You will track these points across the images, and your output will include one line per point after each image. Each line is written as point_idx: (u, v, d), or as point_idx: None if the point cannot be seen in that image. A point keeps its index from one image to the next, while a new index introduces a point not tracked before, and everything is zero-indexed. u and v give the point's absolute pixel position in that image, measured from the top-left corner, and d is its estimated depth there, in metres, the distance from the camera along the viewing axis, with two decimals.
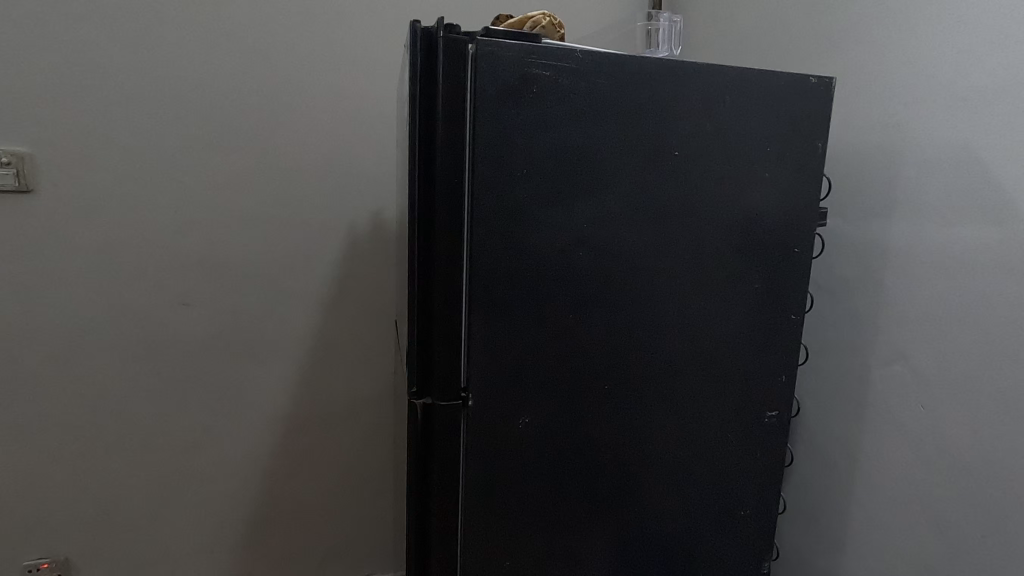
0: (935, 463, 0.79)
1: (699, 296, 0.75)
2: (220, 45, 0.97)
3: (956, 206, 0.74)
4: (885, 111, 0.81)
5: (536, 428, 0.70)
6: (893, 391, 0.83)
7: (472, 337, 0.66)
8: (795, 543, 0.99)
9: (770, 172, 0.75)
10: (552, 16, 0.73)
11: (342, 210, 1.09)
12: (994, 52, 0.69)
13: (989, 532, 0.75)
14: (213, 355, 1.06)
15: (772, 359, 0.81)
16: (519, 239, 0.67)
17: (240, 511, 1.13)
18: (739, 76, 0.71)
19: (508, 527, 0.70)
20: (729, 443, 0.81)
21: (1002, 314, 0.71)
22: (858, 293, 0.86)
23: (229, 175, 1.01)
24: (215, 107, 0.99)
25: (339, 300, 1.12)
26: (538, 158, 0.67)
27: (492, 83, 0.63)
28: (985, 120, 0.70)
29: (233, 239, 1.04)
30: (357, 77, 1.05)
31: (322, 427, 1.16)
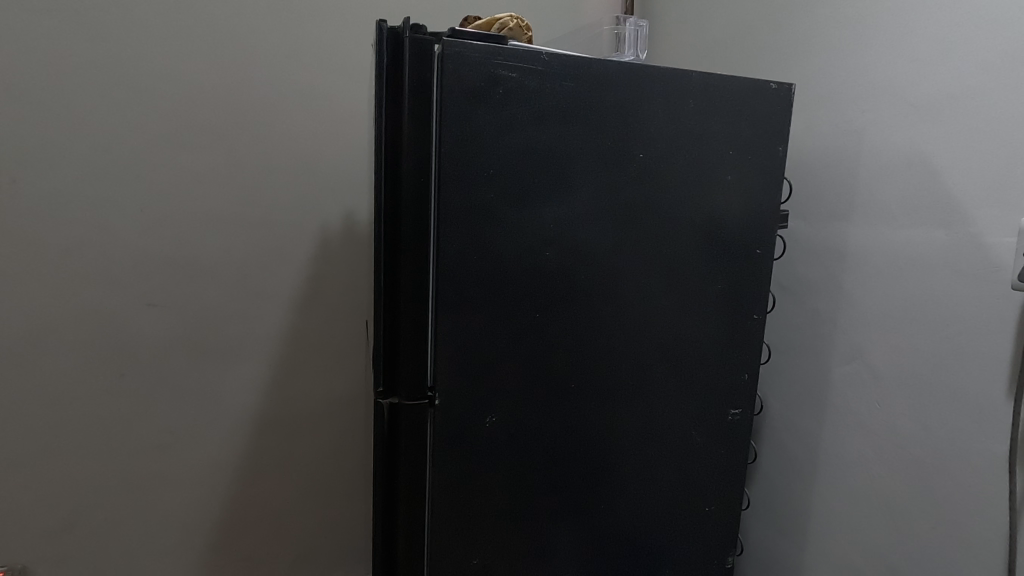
0: (887, 456, 0.82)
1: (666, 296, 0.77)
2: (192, 41, 1.02)
3: (911, 208, 0.78)
4: (845, 118, 0.87)
5: (503, 427, 0.71)
6: (852, 387, 0.87)
7: (439, 338, 0.66)
8: (762, 537, 1.04)
9: (732, 175, 0.77)
10: (518, 18, 0.78)
11: (314, 208, 1.14)
12: (943, 61, 0.74)
13: (937, 523, 0.77)
14: (183, 354, 1.08)
15: (737, 356, 0.83)
16: (487, 242, 0.66)
17: (210, 513, 1.13)
18: (701, 82, 0.74)
19: (474, 525, 0.71)
20: (696, 439, 0.83)
21: (948, 312, 0.74)
22: (819, 294, 0.92)
23: (202, 172, 1.06)
24: (189, 103, 1.03)
25: (313, 296, 1.17)
26: (507, 160, 0.66)
27: (458, 82, 0.62)
28: (937, 126, 0.75)
29: (206, 237, 1.07)
30: (324, 76, 1.11)
31: (295, 427, 1.18)
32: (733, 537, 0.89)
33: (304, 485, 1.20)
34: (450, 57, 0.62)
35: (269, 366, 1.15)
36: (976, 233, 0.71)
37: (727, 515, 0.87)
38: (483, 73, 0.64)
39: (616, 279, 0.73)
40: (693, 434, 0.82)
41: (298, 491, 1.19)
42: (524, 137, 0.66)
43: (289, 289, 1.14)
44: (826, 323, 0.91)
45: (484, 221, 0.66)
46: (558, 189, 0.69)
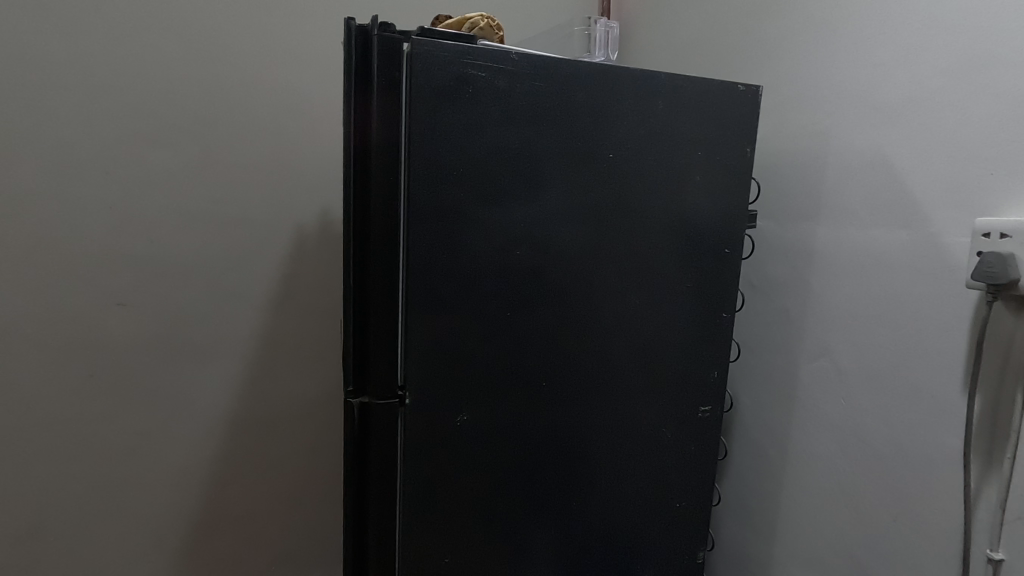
0: (851, 450, 0.84)
1: (636, 295, 0.77)
2: (163, 37, 1.00)
3: (873, 208, 0.80)
4: (811, 120, 0.89)
5: (474, 425, 0.71)
6: (819, 384, 0.89)
7: (409, 337, 0.66)
8: (734, 532, 1.05)
9: (701, 175, 0.79)
10: (488, 17, 0.79)
11: (289, 206, 1.13)
12: (903, 66, 0.76)
13: (899, 516, 0.78)
14: (154, 354, 1.07)
15: (706, 354, 0.84)
16: (457, 241, 0.67)
17: (184, 515, 1.11)
18: (669, 83, 0.75)
19: (447, 523, 0.71)
20: (667, 436, 0.84)
21: (907, 309, 0.76)
22: (788, 292, 0.93)
23: (174, 170, 1.04)
24: (159, 100, 1.01)
25: (289, 295, 1.16)
26: (477, 159, 0.66)
27: (427, 82, 0.62)
28: (898, 128, 0.77)
29: (178, 236, 1.06)
30: (300, 73, 1.11)
31: (270, 427, 1.17)
32: (703, 531, 0.90)
33: (279, 485, 1.18)
34: (419, 56, 0.62)
35: (243, 366, 1.13)
36: (934, 234, 0.73)
37: (698, 511, 0.89)
38: (451, 72, 0.64)
39: (586, 278, 0.74)
40: (663, 431, 0.83)
41: (273, 492, 1.18)
42: (493, 137, 0.66)
43: (264, 288, 1.13)
44: (794, 320, 0.93)
45: (454, 220, 0.66)
46: (528, 189, 0.69)
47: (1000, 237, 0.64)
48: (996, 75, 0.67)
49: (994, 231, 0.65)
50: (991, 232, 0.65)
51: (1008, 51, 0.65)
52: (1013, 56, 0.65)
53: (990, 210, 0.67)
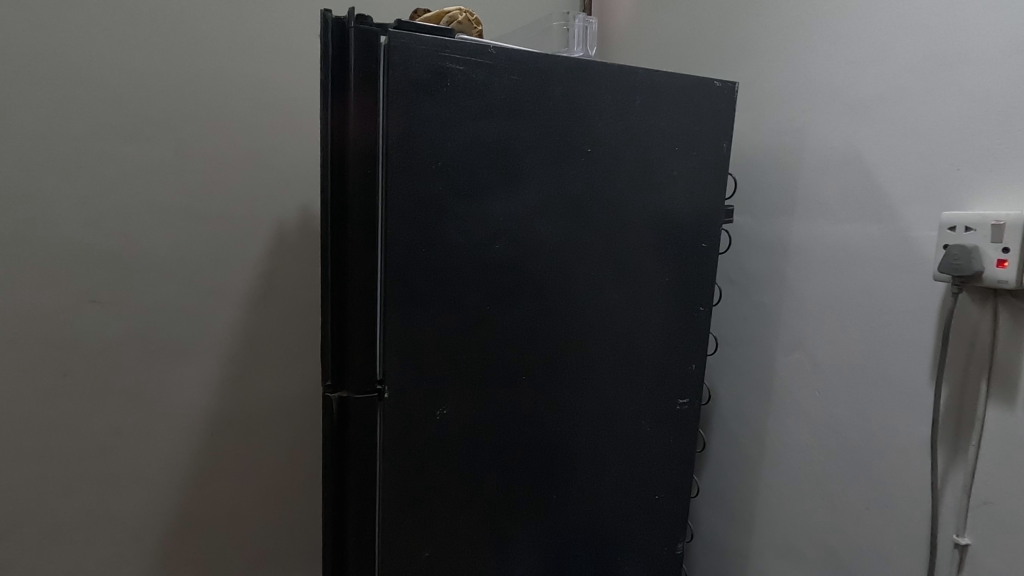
0: (825, 441, 0.86)
1: (615, 288, 0.78)
2: (138, 29, 0.99)
3: (846, 203, 0.82)
4: (788, 118, 0.91)
5: (454, 418, 0.71)
6: (796, 376, 0.90)
7: (388, 331, 0.66)
8: (715, 524, 1.07)
9: (678, 170, 0.80)
10: (468, 11, 0.79)
11: (270, 202, 1.13)
12: (874, 63, 0.77)
13: (871, 505, 0.80)
14: (130, 351, 1.05)
15: (684, 347, 0.85)
16: (435, 235, 0.67)
17: (161, 514, 1.10)
18: (647, 78, 0.75)
19: (426, 516, 0.71)
20: (645, 428, 0.85)
21: (879, 301, 0.78)
22: (766, 286, 0.96)
23: (150, 164, 1.02)
24: (135, 93, 1.00)
25: (269, 292, 1.15)
26: (454, 152, 0.66)
27: (405, 75, 0.62)
28: (869, 124, 0.78)
29: (154, 231, 1.04)
30: (279, 68, 1.10)
31: (250, 425, 1.16)
32: (682, 522, 0.91)
33: (261, 484, 1.17)
34: (396, 49, 0.62)
35: (222, 363, 1.12)
36: (904, 228, 0.74)
37: (676, 503, 0.90)
38: (429, 66, 0.64)
39: (565, 271, 0.74)
40: (643, 424, 0.84)
41: (254, 490, 1.17)
42: (471, 131, 0.67)
43: (244, 284, 1.12)
44: (771, 314, 0.95)
45: (433, 214, 0.66)
46: (506, 183, 0.69)
47: (964, 230, 0.65)
48: (961, 72, 0.68)
49: (959, 225, 0.66)
50: (956, 226, 0.66)
51: (971, 49, 0.67)
52: (977, 53, 0.66)
53: (957, 204, 0.68)
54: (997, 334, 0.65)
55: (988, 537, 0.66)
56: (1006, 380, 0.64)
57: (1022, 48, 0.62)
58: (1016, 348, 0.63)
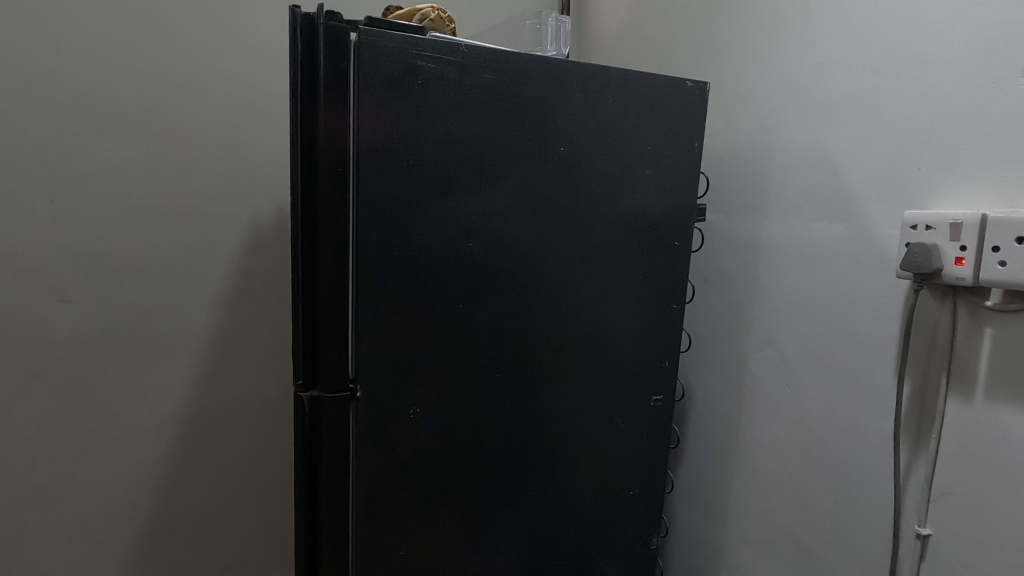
0: (796, 435, 0.87)
1: (589, 286, 0.79)
2: (108, 24, 0.97)
3: (814, 202, 0.84)
4: (760, 117, 0.92)
5: (427, 417, 0.71)
6: (768, 372, 0.92)
7: (360, 331, 0.65)
8: (690, 518, 1.09)
9: (650, 170, 0.80)
10: (440, 9, 0.80)
11: (245, 200, 1.11)
12: (841, 65, 0.79)
13: (838, 498, 0.81)
14: (100, 352, 1.03)
15: (656, 344, 0.86)
16: (408, 233, 0.66)
17: (135, 517, 1.08)
18: (619, 78, 0.76)
19: (401, 516, 0.71)
20: (619, 424, 0.85)
21: (845, 298, 0.79)
22: (738, 284, 0.97)
23: (121, 161, 1.00)
24: (104, 88, 0.98)
25: (244, 291, 1.13)
26: (427, 150, 0.66)
27: (375, 72, 0.62)
28: (836, 124, 0.80)
29: (126, 229, 1.02)
30: (254, 64, 1.08)
31: (226, 425, 1.14)
32: (656, 517, 0.93)
33: (237, 485, 1.16)
34: (366, 46, 0.61)
35: (197, 364, 1.11)
36: (869, 226, 0.76)
37: (651, 498, 0.91)
38: (400, 64, 0.63)
39: (539, 269, 0.75)
40: (617, 421, 0.85)
41: (229, 492, 1.15)
42: (443, 129, 0.67)
43: (219, 283, 1.11)
44: (744, 311, 0.96)
45: (405, 212, 0.66)
46: (479, 182, 0.69)
47: (925, 228, 0.67)
48: (921, 74, 0.70)
49: (919, 223, 0.67)
50: (917, 224, 0.68)
51: (932, 52, 0.68)
52: (938, 56, 0.68)
53: (919, 204, 0.70)
54: (956, 330, 0.67)
55: (948, 527, 0.68)
56: (965, 375, 0.66)
57: (981, 52, 0.64)
58: (974, 344, 0.65)
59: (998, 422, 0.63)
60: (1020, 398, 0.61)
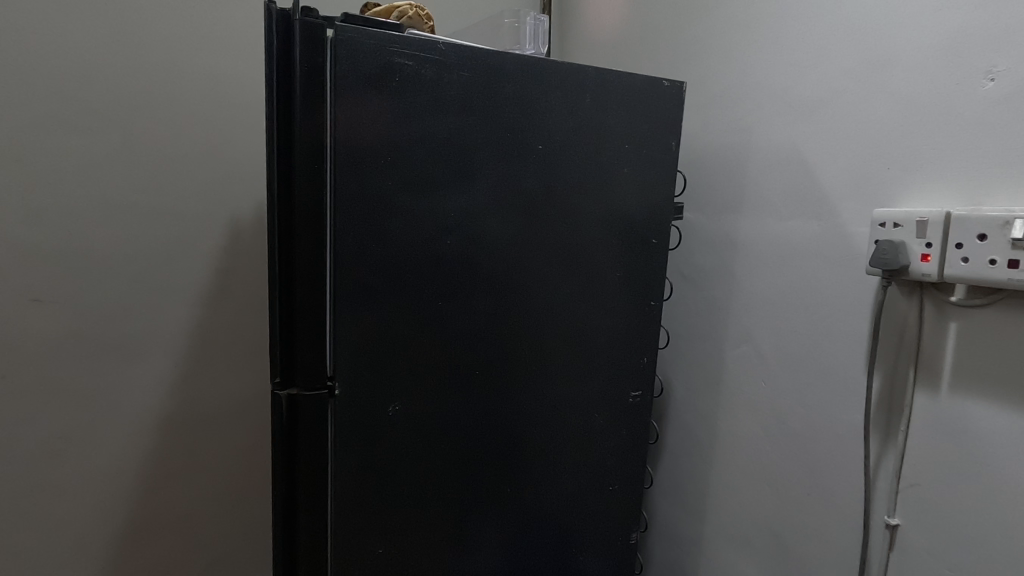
0: (771, 430, 0.89)
1: (568, 284, 0.79)
2: (82, 19, 0.95)
3: (789, 201, 0.85)
4: (736, 117, 0.94)
5: (406, 415, 0.71)
6: (744, 368, 0.94)
7: (338, 328, 0.65)
8: (670, 513, 1.10)
9: (628, 168, 0.81)
10: (418, 7, 0.80)
11: (223, 198, 1.10)
12: (813, 67, 0.81)
13: (811, 491, 0.83)
14: (75, 353, 1.01)
15: (635, 341, 0.87)
16: (387, 231, 0.66)
17: (111, 520, 1.06)
18: (597, 77, 0.77)
19: (381, 514, 0.71)
20: (598, 421, 0.86)
21: (818, 295, 0.81)
22: (715, 281, 0.99)
23: (95, 158, 0.99)
24: (78, 84, 0.96)
25: (222, 291, 1.12)
26: (405, 148, 0.66)
27: (352, 69, 0.62)
28: (809, 124, 0.82)
29: (100, 228, 1.01)
30: (232, 62, 1.07)
31: (204, 426, 1.13)
32: (636, 512, 0.94)
33: (215, 486, 1.15)
34: (344, 43, 0.61)
35: (174, 364, 1.09)
36: (841, 224, 0.77)
37: (630, 494, 0.92)
38: (378, 61, 0.63)
39: (519, 267, 0.75)
40: (596, 417, 0.86)
41: (208, 493, 1.14)
42: (421, 127, 0.67)
43: (196, 281, 1.09)
44: (721, 308, 0.98)
45: (383, 210, 0.66)
46: (457, 179, 0.69)
47: (894, 226, 0.68)
48: (890, 76, 0.71)
49: (888, 221, 0.69)
50: (886, 222, 0.69)
51: (899, 55, 0.70)
52: (906, 58, 0.69)
53: (888, 202, 0.71)
54: (922, 325, 0.69)
55: (916, 517, 0.70)
56: (931, 368, 0.68)
57: (944, 55, 0.66)
58: (940, 338, 0.67)
59: (963, 414, 0.65)
60: (983, 391, 0.63)
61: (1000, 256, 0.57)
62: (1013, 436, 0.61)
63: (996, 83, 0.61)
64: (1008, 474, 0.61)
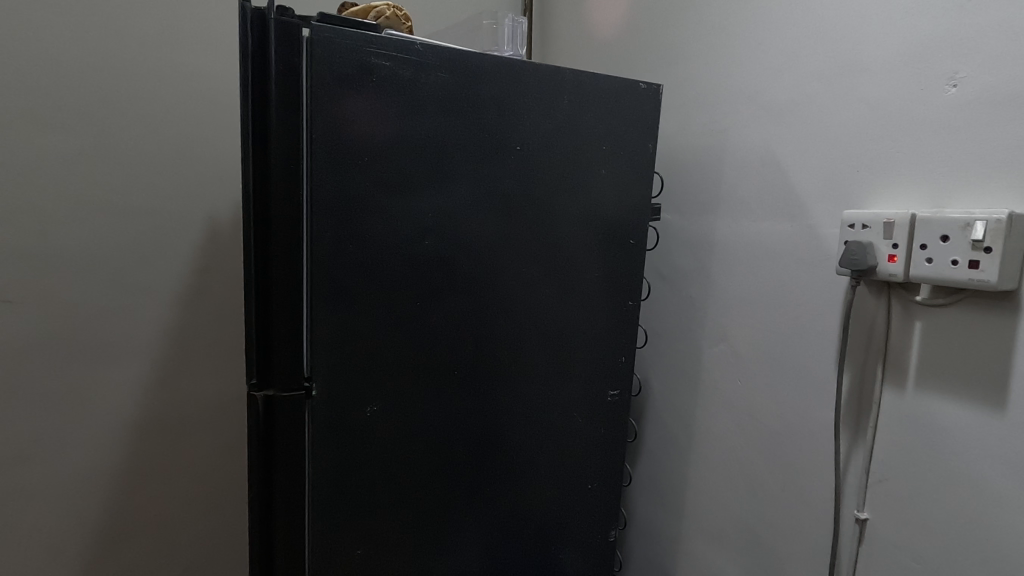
0: (746, 427, 0.90)
1: (547, 284, 0.80)
2: (53, 14, 0.93)
3: (763, 202, 0.87)
4: (711, 120, 0.95)
5: (385, 414, 0.71)
6: (720, 367, 0.95)
7: (315, 329, 0.65)
8: (649, 510, 1.11)
9: (605, 169, 0.82)
10: (395, 7, 0.80)
11: (201, 197, 1.09)
12: (786, 70, 0.82)
13: (785, 486, 0.84)
14: (47, 354, 0.99)
15: (614, 340, 0.88)
16: (364, 231, 0.66)
17: (85, 525, 1.04)
18: (574, 79, 0.77)
19: (359, 514, 0.70)
20: (577, 418, 0.87)
21: (792, 294, 0.82)
22: (693, 281, 1.00)
23: (68, 156, 0.97)
24: (49, 81, 0.94)
25: (200, 291, 1.11)
26: (383, 148, 0.66)
27: (328, 69, 0.61)
28: (781, 127, 0.83)
29: (74, 227, 0.99)
30: (209, 60, 1.06)
31: (181, 428, 1.12)
32: (614, 509, 0.95)
33: (193, 489, 1.13)
34: (319, 42, 0.61)
35: (150, 365, 1.08)
36: (813, 225, 0.79)
37: (608, 491, 0.93)
38: (355, 61, 0.63)
39: (497, 267, 0.76)
40: (575, 416, 0.87)
41: (186, 496, 1.13)
42: (399, 127, 0.67)
43: (173, 282, 1.08)
44: (698, 307, 0.99)
45: (360, 210, 0.66)
46: (435, 179, 0.70)
47: (862, 227, 0.70)
48: (859, 80, 0.73)
49: (857, 223, 0.70)
50: (855, 223, 0.71)
51: (867, 60, 0.72)
52: (873, 63, 0.71)
53: (857, 204, 0.73)
54: (890, 324, 0.70)
55: (884, 511, 0.72)
56: (898, 365, 0.70)
57: (910, 61, 0.67)
58: (907, 337, 0.69)
59: (928, 411, 0.67)
60: (947, 388, 0.65)
61: (962, 257, 0.59)
62: (976, 431, 0.63)
63: (958, 89, 0.63)
64: (970, 467, 0.63)
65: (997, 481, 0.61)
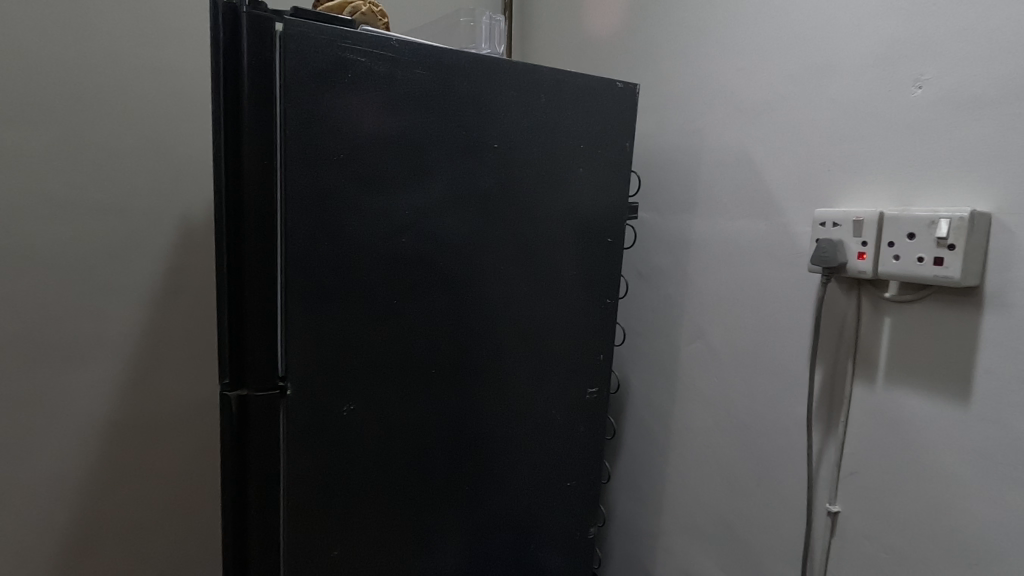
0: (723, 422, 0.91)
1: (525, 281, 0.80)
2: (18, 7, 0.91)
3: (737, 200, 0.88)
4: (688, 120, 0.96)
5: (362, 413, 0.70)
6: (697, 364, 0.96)
7: (289, 327, 0.64)
8: (629, 507, 1.12)
9: (583, 169, 0.83)
10: (370, 3, 0.80)
11: (174, 195, 1.06)
12: (759, 71, 0.83)
13: (761, 480, 0.86)
14: (13, 356, 0.96)
15: (592, 338, 0.89)
16: (340, 228, 0.65)
17: (55, 530, 1.01)
18: (552, 78, 0.78)
19: (335, 513, 0.70)
20: (556, 416, 0.87)
21: (766, 291, 0.84)
22: (671, 279, 1.01)
23: (36, 153, 0.94)
24: (15, 75, 0.92)
25: (173, 291, 1.08)
26: (359, 144, 0.65)
27: (302, 64, 0.61)
28: (755, 126, 0.84)
29: (42, 225, 0.96)
30: (181, 56, 1.04)
31: (154, 431, 1.09)
32: (593, 506, 0.95)
33: (167, 492, 1.11)
34: (293, 37, 0.60)
35: (122, 367, 1.05)
36: (786, 224, 0.80)
37: (587, 488, 0.93)
38: (330, 55, 0.62)
39: (475, 265, 0.76)
40: (554, 413, 0.87)
41: (160, 499, 1.10)
42: (375, 122, 0.66)
43: (145, 281, 1.06)
44: (675, 305, 1.00)
45: (336, 207, 0.65)
46: (412, 176, 0.69)
47: (833, 225, 0.71)
48: (830, 81, 0.74)
49: (828, 221, 0.72)
50: (826, 222, 0.72)
51: (838, 62, 0.73)
52: (843, 65, 0.73)
53: (829, 203, 0.74)
54: (861, 320, 0.72)
55: (856, 503, 0.73)
56: (868, 361, 0.72)
57: (877, 63, 0.69)
58: (878, 332, 0.70)
59: (897, 405, 0.69)
60: (916, 382, 0.67)
61: (927, 254, 0.61)
62: (942, 423, 0.65)
63: (924, 90, 0.65)
64: (938, 459, 0.65)
65: (963, 471, 0.63)
